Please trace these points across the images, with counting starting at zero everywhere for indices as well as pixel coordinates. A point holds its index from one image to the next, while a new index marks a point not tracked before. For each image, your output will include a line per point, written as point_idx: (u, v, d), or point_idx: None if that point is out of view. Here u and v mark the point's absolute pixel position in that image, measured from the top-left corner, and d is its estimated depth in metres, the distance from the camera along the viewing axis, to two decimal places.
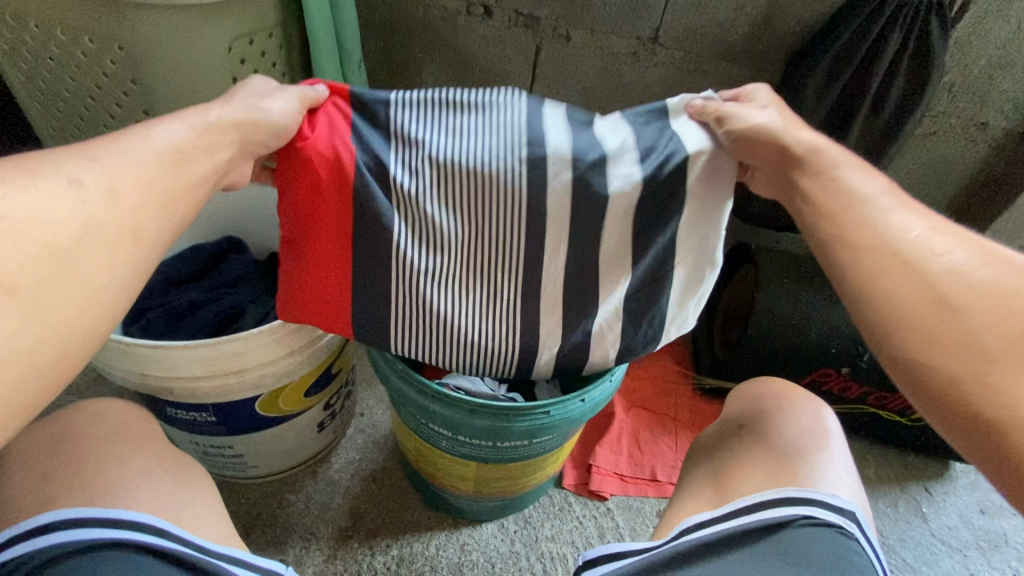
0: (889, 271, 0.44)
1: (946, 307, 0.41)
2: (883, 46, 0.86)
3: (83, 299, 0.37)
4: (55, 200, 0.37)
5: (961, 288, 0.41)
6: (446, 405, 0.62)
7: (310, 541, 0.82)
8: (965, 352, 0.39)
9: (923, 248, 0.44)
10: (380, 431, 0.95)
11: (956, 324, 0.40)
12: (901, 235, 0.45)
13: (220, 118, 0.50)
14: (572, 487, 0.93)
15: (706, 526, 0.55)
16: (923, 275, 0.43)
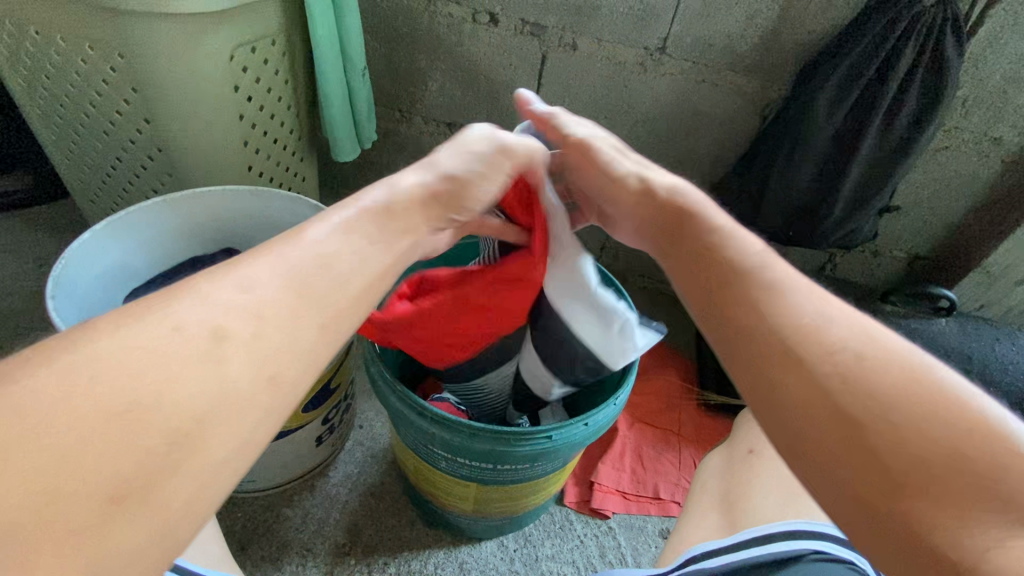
0: (781, 369, 0.38)
1: (849, 419, 0.35)
2: (896, 60, 0.84)
3: (213, 475, 0.31)
4: (180, 361, 0.31)
5: (862, 394, 0.35)
6: (445, 428, 0.61)
7: (306, 558, 0.81)
8: (876, 476, 0.34)
9: (818, 342, 0.38)
10: (379, 445, 0.94)
11: (859, 439, 0.34)
12: (791, 322, 0.39)
13: (406, 199, 0.45)
14: (573, 505, 0.91)
15: (714, 555, 0.54)
16: (818, 377, 0.37)
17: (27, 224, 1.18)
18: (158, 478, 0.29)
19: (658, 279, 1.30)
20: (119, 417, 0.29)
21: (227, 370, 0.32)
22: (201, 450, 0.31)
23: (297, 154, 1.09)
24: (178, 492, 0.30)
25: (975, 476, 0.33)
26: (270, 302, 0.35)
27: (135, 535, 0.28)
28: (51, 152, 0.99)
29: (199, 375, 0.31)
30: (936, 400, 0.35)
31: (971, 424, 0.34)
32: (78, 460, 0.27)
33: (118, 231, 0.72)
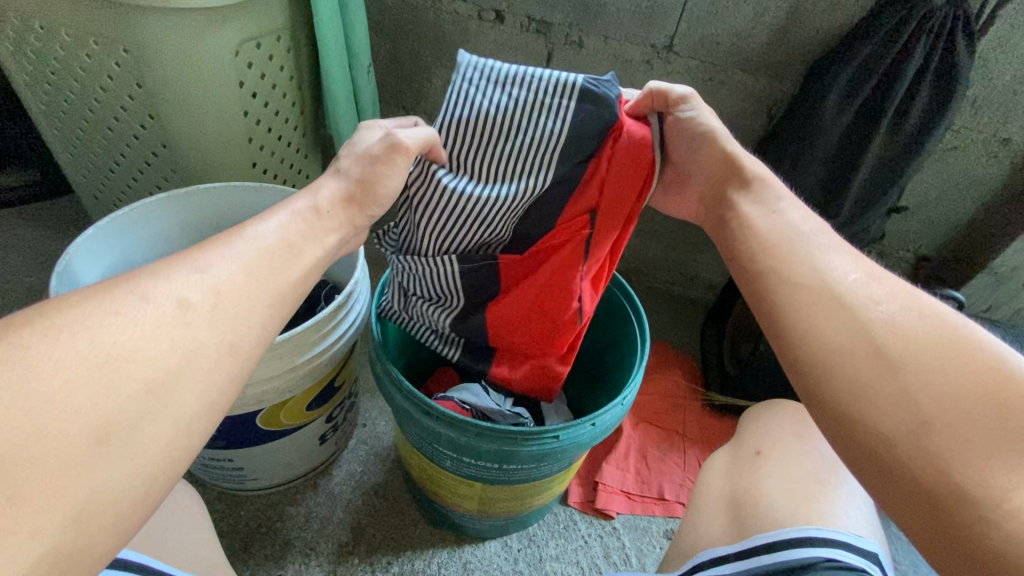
0: (824, 318, 0.42)
1: (885, 361, 0.39)
2: (906, 60, 0.83)
3: (177, 429, 0.35)
4: (157, 331, 0.36)
5: (899, 340, 0.39)
6: (452, 428, 0.60)
7: (309, 556, 0.80)
8: (900, 412, 0.37)
9: (863, 295, 0.42)
10: (382, 443, 0.93)
11: (890, 379, 0.38)
12: (838, 279, 0.44)
13: (330, 201, 0.52)
14: (578, 505, 0.91)
15: (723, 562, 0.54)
16: (861, 324, 0.41)
17: (29, 220, 1.17)
18: (129, 432, 0.33)
19: (662, 278, 1.29)
20: (97, 376, 0.33)
21: (195, 335, 0.37)
22: (170, 398, 0.35)
23: (301, 151, 1.08)
24: (152, 440, 0.34)
25: (1000, 415, 0.36)
26: (228, 279, 0.40)
27: (104, 487, 0.32)
28: (55, 147, 0.99)
29: (170, 341, 0.36)
30: (965, 349, 0.38)
31: (998, 368, 0.37)
32: (55, 414, 0.31)
33: (122, 227, 0.71)
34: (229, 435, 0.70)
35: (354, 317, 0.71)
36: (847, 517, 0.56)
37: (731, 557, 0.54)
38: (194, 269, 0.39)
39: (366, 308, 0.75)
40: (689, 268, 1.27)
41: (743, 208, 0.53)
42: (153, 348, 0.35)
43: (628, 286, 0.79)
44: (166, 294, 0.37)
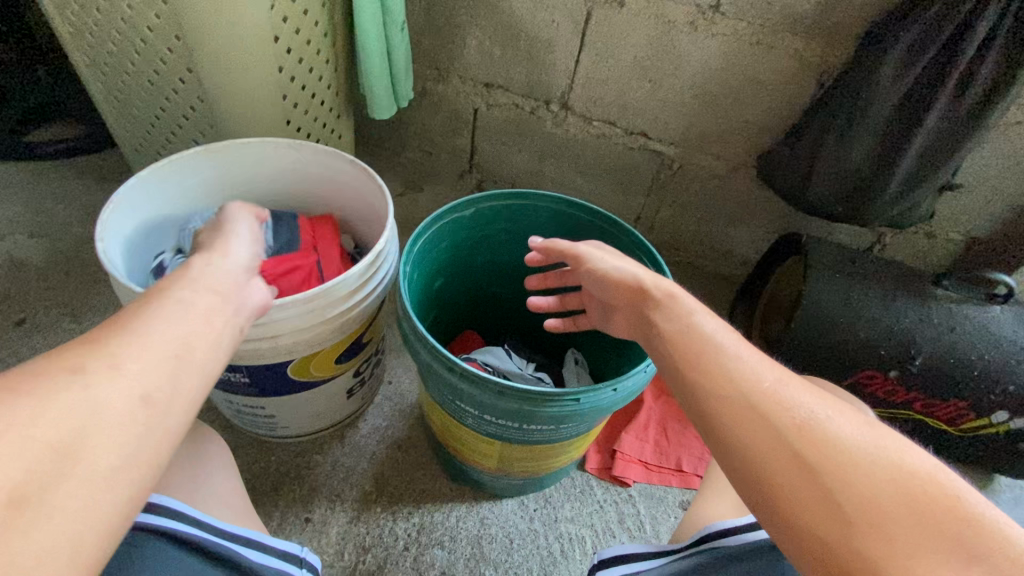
0: (751, 429, 0.40)
1: (803, 465, 0.38)
2: (976, 22, 0.77)
3: (94, 490, 0.33)
4: (69, 405, 0.34)
5: (815, 444, 0.39)
6: (474, 385, 0.62)
7: (335, 502, 0.84)
8: (829, 514, 0.36)
9: (773, 403, 0.41)
10: (406, 400, 0.96)
11: (816, 484, 0.37)
12: (751, 384, 0.42)
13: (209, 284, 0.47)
14: (595, 471, 0.92)
15: (732, 534, 0.55)
16: (778, 431, 0.40)
17: (74, 172, 1.22)
18: (46, 491, 0.32)
19: (695, 252, 1.31)
20: (4, 445, 0.31)
21: (103, 395, 0.36)
22: (84, 453, 0.34)
23: (334, 109, 1.08)
24: (69, 501, 0.32)
25: (917, 516, 0.35)
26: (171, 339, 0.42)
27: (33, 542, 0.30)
28: (98, 99, 1.01)
29: (75, 404, 0.35)
30: (878, 454, 0.38)
31: (907, 472, 0.37)
32: None
33: (162, 177, 0.72)
34: (261, 383, 0.72)
35: (384, 274, 0.72)
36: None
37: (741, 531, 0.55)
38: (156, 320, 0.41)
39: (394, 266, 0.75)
40: (722, 244, 1.27)
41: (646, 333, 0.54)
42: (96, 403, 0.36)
43: (659, 255, 0.77)
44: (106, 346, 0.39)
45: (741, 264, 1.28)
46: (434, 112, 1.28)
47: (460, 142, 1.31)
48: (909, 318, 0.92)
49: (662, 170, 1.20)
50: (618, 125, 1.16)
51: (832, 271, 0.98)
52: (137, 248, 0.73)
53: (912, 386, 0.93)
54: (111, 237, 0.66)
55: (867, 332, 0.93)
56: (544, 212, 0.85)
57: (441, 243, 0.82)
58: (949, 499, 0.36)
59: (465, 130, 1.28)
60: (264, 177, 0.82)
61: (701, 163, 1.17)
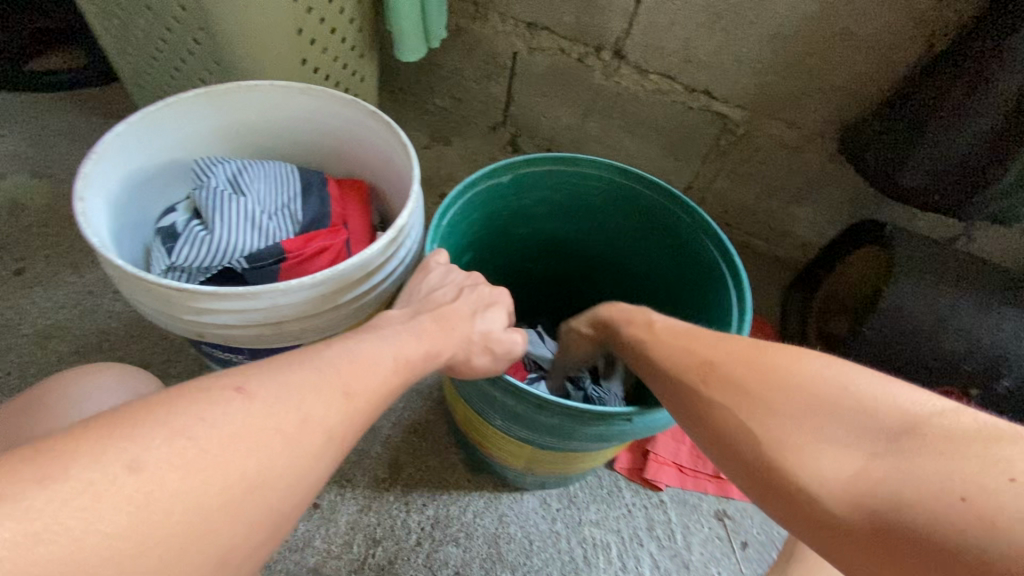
0: (719, 413, 0.41)
1: (766, 414, 0.39)
2: None
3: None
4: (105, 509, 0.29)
5: (778, 390, 0.39)
6: (508, 397, 0.52)
7: (345, 488, 0.79)
8: (826, 486, 0.35)
9: (736, 363, 0.42)
10: (425, 380, 0.88)
11: (799, 454, 0.37)
12: (709, 355, 0.44)
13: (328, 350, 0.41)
14: (624, 472, 0.85)
15: None
16: (743, 387, 0.41)
17: (78, 106, 1.12)
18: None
19: (749, 230, 1.17)
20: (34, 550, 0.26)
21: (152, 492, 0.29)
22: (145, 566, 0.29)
23: (356, 48, 0.96)
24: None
25: (893, 446, 0.34)
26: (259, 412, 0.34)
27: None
28: (94, 24, 0.90)
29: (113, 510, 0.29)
30: (849, 393, 0.37)
31: (882, 406, 0.36)
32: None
33: (153, 125, 0.62)
34: None
35: (406, 251, 0.62)
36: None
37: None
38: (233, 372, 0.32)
39: (418, 241, 0.64)
40: (780, 222, 1.13)
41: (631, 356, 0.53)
42: (162, 512, 0.29)
43: (729, 243, 0.65)
44: (171, 429, 0.31)
45: (800, 247, 1.15)
46: (467, 55, 1.13)
47: (495, 91, 1.17)
48: (1005, 331, 0.80)
49: (724, 136, 1.06)
50: (678, 80, 1.01)
51: (920, 271, 0.84)
52: (127, 206, 0.63)
53: (994, 406, 0.83)
54: (94, 197, 0.57)
55: (951, 344, 0.81)
56: (592, 183, 0.73)
57: (472, 216, 0.71)
58: (943, 423, 0.34)
59: (501, 77, 1.14)
60: (274, 128, 0.71)
61: (771, 130, 1.02)
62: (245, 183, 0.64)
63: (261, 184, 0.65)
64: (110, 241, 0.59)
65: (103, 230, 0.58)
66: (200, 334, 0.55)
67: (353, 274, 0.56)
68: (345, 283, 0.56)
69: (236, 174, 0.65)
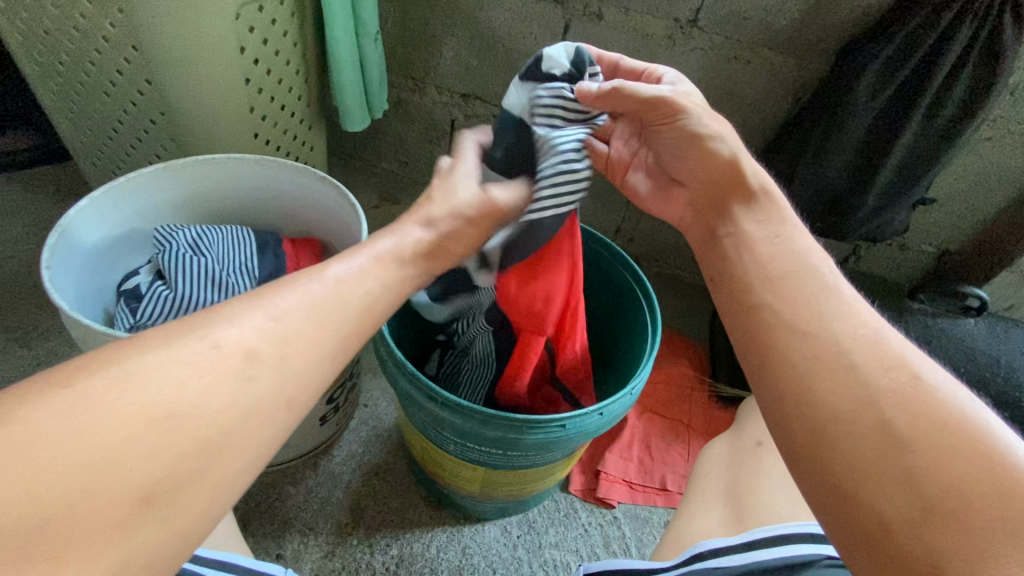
0: (832, 384, 0.38)
1: (888, 437, 0.36)
2: (947, 45, 0.78)
3: None
4: None
5: (906, 412, 0.36)
6: (456, 414, 0.58)
7: (308, 536, 0.80)
8: (904, 494, 0.34)
9: (871, 357, 0.39)
10: (384, 424, 0.92)
11: (893, 458, 0.35)
12: (846, 335, 0.40)
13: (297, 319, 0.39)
14: (579, 493, 0.90)
15: (720, 554, 0.52)
16: (865, 389, 0.38)
17: (27, 186, 1.15)
18: None
19: (674, 264, 1.22)
20: None
21: None
22: None
23: (305, 121, 1.05)
24: None
25: (1002, 507, 0.33)
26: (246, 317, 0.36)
27: None
28: (50, 111, 0.95)
29: None
30: (977, 433, 0.35)
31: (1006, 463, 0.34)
32: None
33: (116, 198, 0.68)
34: None
35: None
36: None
37: (734, 549, 0.52)
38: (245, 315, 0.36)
39: None
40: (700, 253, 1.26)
41: (744, 224, 0.51)
42: None
43: (639, 268, 0.74)
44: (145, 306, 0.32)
45: None
46: (410, 123, 1.24)
47: (436, 152, 1.28)
48: None
49: None
50: None
51: None
52: (89, 273, 0.68)
53: None
54: (58, 265, 0.62)
55: None
56: None
57: None
58: None
59: (442, 140, 1.25)
60: (230, 195, 0.78)
61: None
62: (206, 243, 0.70)
63: (221, 243, 0.72)
64: (73, 307, 0.63)
65: (66, 297, 0.62)
66: None
67: None
68: None
69: (198, 234, 0.70)
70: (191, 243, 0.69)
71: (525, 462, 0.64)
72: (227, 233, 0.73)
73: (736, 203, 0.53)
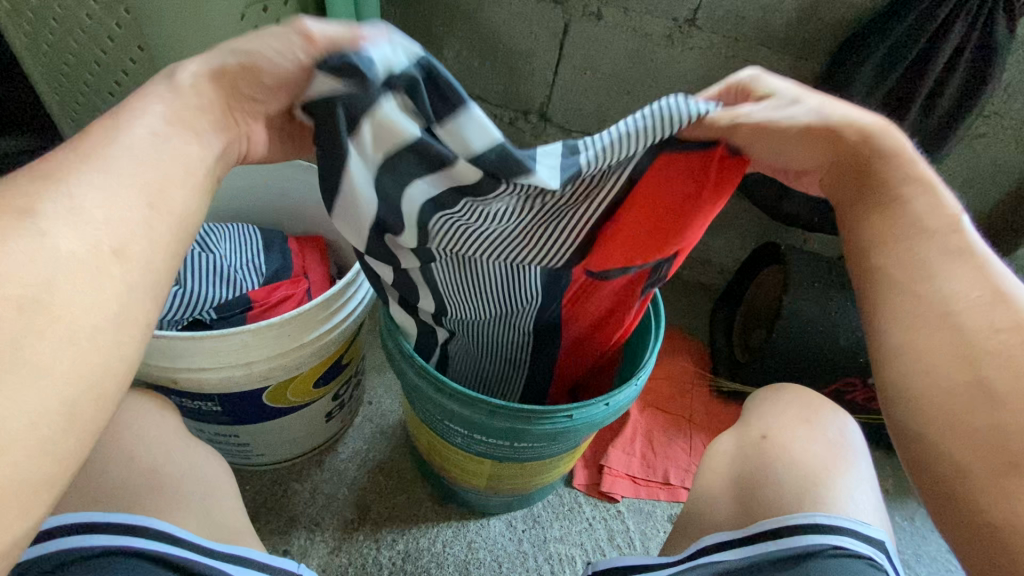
0: (930, 338, 0.40)
1: (985, 396, 0.37)
2: (942, 41, 0.79)
3: None
4: None
5: (1008, 374, 0.37)
6: (465, 405, 0.59)
7: (314, 532, 0.81)
8: (990, 453, 0.36)
9: (980, 320, 0.39)
10: (388, 421, 0.92)
11: (987, 417, 0.37)
12: (954, 296, 0.40)
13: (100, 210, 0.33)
14: (583, 487, 0.91)
15: (728, 548, 0.53)
16: (967, 348, 0.38)
17: None
18: None
19: None
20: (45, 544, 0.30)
21: None
22: None
23: None
24: None
25: None
26: (102, 201, 0.33)
27: None
28: (54, 112, 0.96)
29: None
30: None
31: None
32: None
33: None
34: (235, 412, 0.69)
35: (364, 292, 0.70)
36: (847, 498, 0.55)
37: (742, 541, 0.53)
38: (58, 195, 0.32)
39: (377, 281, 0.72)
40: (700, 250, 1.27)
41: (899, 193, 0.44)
42: None
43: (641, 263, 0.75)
44: (10, 211, 0.30)
45: (721, 272, 1.22)
46: None
47: None
48: None
49: None
50: None
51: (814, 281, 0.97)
52: None
53: None
54: None
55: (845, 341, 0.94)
56: None
57: None
58: None
59: None
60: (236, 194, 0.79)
61: None
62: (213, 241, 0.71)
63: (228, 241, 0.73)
64: None
65: None
66: (173, 379, 0.62)
67: (314, 314, 0.63)
68: (306, 323, 0.63)
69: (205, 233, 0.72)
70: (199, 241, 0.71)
71: (534, 453, 0.65)
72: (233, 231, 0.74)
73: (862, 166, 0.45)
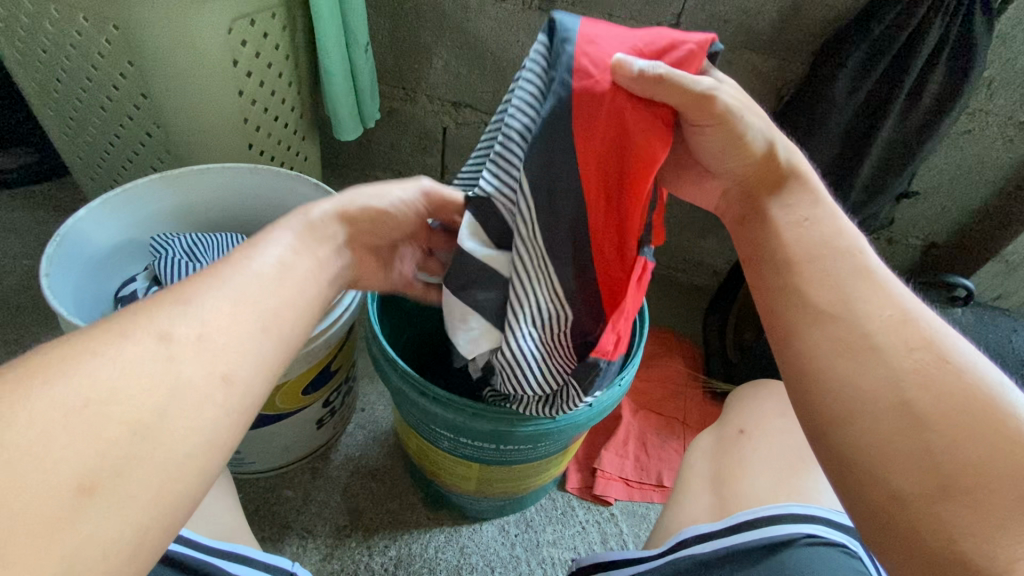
0: (846, 364, 0.40)
1: (909, 417, 0.37)
2: (920, 41, 0.80)
3: None
4: None
5: (928, 393, 0.38)
6: (447, 408, 0.59)
7: (306, 539, 0.81)
8: (917, 461, 0.36)
9: (896, 338, 0.40)
10: (380, 427, 0.93)
11: (916, 436, 0.37)
12: (871, 316, 0.42)
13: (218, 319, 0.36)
14: (575, 491, 0.91)
15: (706, 540, 0.53)
16: (889, 371, 0.39)
17: (27, 203, 1.16)
18: None
19: (666, 264, 1.23)
20: None
21: None
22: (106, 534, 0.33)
23: (299, 132, 1.07)
24: None
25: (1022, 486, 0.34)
26: (215, 313, 0.36)
27: None
28: (48, 127, 0.97)
29: None
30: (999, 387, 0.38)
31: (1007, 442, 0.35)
32: None
33: (114, 209, 0.70)
34: None
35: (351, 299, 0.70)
36: (825, 493, 0.55)
37: (714, 534, 0.53)
38: (182, 311, 0.35)
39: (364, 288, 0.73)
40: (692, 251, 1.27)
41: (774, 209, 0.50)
42: None
43: None
44: None
45: (712, 274, 1.23)
46: (402, 132, 1.27)
47: (429, 160, 1.30)
48: None
49: None
50: None
51: None
52: (86, 282, 0.70)
53: None
54: (57, 273, 0.64)
55: None
56: None
57: None
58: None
59: (435, 148, 1.27)
60: (225, 205, 0.80)
61: None
62: (200, 248, 0.72)
63: (215, 248, 0.73)
64: (73, 313, 0.64)
65: (64, 303, 0.63)
66: None
67: None
68: None
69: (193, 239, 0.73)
70: (186, 248, 0.71)
71: (519, 455, 0.65)
72: (220, 240, 0.75)
73: (764, 194, 0.51)
